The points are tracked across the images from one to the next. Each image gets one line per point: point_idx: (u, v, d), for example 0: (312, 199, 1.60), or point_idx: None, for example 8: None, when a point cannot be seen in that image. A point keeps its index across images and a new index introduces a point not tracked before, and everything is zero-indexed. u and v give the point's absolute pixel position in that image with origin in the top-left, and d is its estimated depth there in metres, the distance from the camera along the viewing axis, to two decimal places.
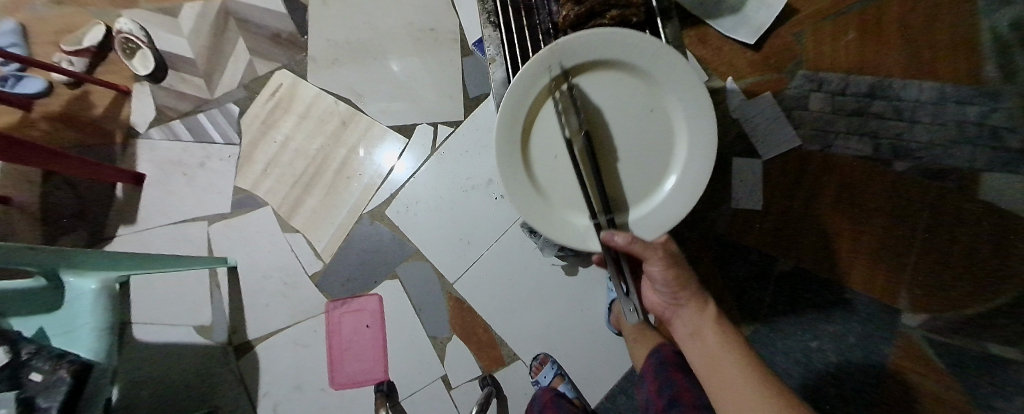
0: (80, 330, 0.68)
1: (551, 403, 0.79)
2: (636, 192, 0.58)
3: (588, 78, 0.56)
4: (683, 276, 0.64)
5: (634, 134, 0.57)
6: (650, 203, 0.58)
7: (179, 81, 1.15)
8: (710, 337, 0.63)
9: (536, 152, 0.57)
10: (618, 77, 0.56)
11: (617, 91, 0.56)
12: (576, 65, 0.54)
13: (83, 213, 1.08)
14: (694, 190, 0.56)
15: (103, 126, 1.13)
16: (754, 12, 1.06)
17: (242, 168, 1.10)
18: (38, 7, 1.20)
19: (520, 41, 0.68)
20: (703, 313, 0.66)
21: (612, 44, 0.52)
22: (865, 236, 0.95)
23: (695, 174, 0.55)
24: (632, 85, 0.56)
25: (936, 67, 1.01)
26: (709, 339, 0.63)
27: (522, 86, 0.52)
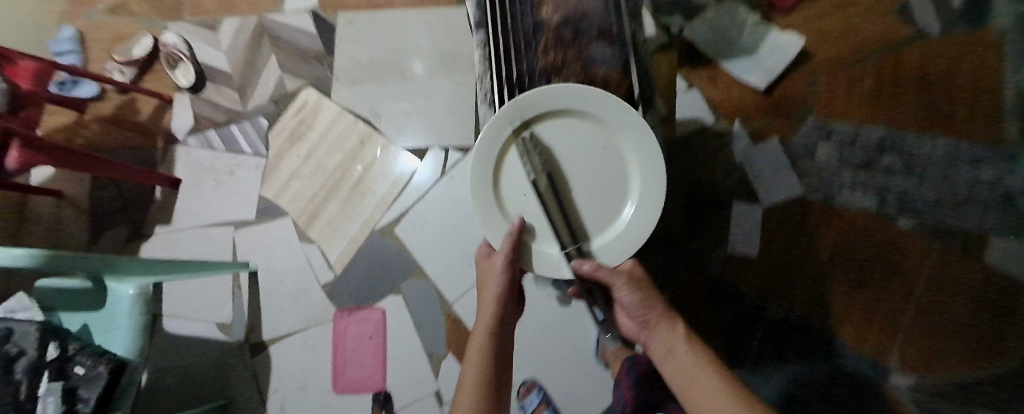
0: (117, 330, 0.74)
1: None
2: (602, 224, 0.55)
3: (544, 125, 0.54)
4: (650, 296, 0.63)
5: (596, 172, 0.54)
6: (614, 232, 0.55)
7: (214, 92, 1.24)
8: (687, 356, 0.58)
9: (506, 191, 0.55)
10: (576, 121, 0.54)
11: (574, 135, 0.54)
12: (538, 114, 0.53)
13: (124, 210, 1.19)
14: (653, 223, 0.52)
15: (146, 130, 1.24)
16: (767, 55, 1.07)
17: (267, 179, 1.18)
18: (96, 15, 1.32)
19: None
20: (677, 330, 0.62)
21: (571, 93, 0.51)
22: (861, 292, 0.95)
23: (653, 205, 0.52)
24: (590, 128, 0.54)
25: (953, 123, 0.99)
26: (687, 357, 0.58)
27: (487, 135, 0.52)
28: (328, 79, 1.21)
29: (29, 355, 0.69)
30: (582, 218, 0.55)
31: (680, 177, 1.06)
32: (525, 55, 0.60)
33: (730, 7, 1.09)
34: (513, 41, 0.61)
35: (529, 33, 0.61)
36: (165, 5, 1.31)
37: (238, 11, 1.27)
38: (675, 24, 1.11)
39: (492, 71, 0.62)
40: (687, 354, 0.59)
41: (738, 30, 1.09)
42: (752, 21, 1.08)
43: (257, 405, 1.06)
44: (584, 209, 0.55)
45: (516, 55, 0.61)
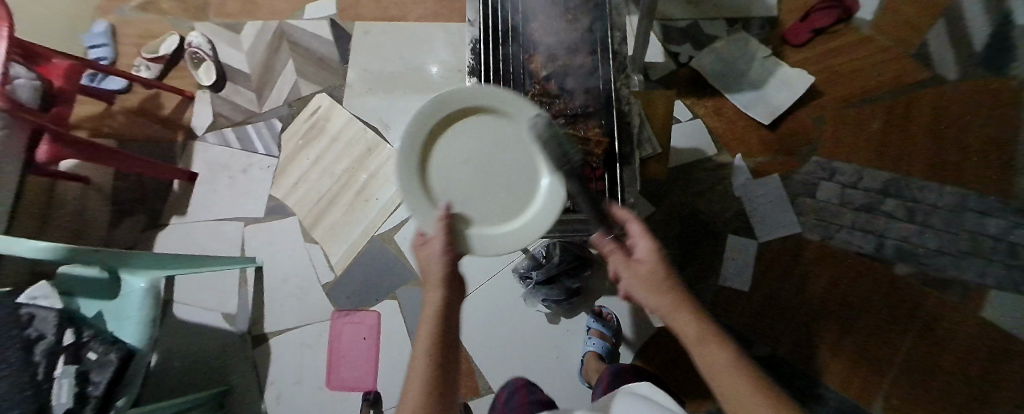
0: (128, 319, 0.80)
1: (524, 386, 0.81)
2: (509, 213, 0.57)
3: (464, 124, 0.57)
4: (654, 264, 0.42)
5: (508, 165, 0.57)
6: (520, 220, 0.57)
7: (233, 92, 1.30)
8: (709, 351, 0.32)
9: (434, 180, 0.56)
10: (491, 120, 0.57)
11: (491, 133, 0.57)
12: (456, 110, 0.56)
13: (144, 200, 1.26)
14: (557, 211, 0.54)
15: (168, 124, 1.30)
16: (773, 92, 1.07)
17: (277, 179, 1.23)
18: (128, 12, 1.39)
19: None
20: (684, 306, 0.37)
21: (484, 95, 0.54)
22: (850, 335, 0.95)
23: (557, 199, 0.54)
24: (505, 128, 0.57)
25: (963, 172, 0.97)
26: (707, 357, 0.32)
27: (412, 130, 0.53)
28: (341, 86, 1.25)
29: (47, 340, 0.73)
30: (497, 208, 0.57)
31: (677, 206, 1.06)
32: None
33: (742, 39, 1.10)
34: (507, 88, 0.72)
35: (522, 83, 0.72)
36: (193, 5, 1.37)
37: (262, 15, 1.33)
38: (684, 53, 1.13)
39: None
40: (704, 348, 0.32)
41: (746, 64, 1.09)
42: (762, 54, 1.09)
43: (252, 396, 1.10)
44: (500, 200, 0.56)
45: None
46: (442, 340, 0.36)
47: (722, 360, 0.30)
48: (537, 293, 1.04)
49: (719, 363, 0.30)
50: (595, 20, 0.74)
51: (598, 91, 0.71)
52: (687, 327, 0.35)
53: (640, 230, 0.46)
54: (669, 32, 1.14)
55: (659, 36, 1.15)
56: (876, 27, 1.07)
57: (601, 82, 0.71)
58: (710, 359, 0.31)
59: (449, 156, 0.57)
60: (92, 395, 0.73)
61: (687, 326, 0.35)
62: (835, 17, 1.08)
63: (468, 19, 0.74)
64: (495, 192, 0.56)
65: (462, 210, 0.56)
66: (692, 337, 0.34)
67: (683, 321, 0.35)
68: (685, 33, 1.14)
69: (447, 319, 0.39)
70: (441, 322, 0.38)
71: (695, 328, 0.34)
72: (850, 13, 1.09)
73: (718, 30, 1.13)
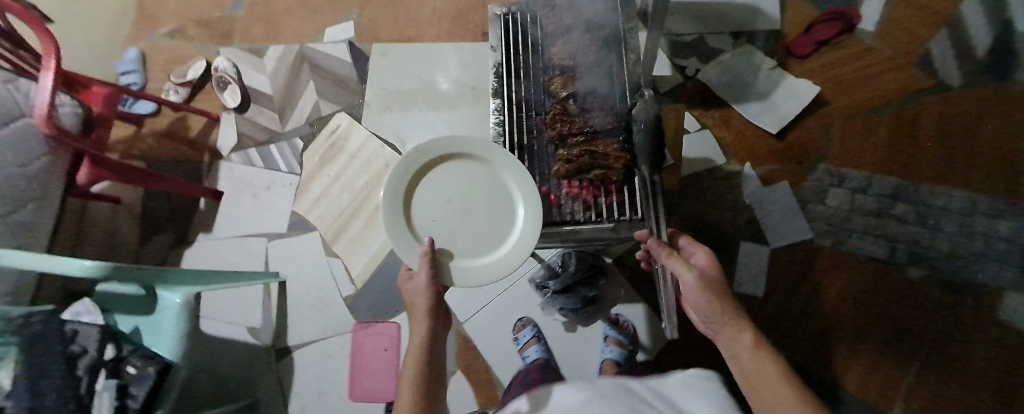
0: (165, 334, 0.81)
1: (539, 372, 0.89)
2: (491, 244, 0.64)
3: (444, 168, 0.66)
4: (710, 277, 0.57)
5: (485, 200, 0.65)
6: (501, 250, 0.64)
7: (257, 113, 1.35)
8: (755, 358, 0.49)
9: (417, 219, 0.63)
10: (468, 164, 0.66)
11: (464, 176, 0.65)
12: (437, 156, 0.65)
13: (172, 218, 1.30)
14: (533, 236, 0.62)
15: (194, 145, 1.36)
16: (780, 101, 1.10)
17: (299, 195, 1.28)
18: (157, 39, 1.46)
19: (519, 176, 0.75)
20: (740, 323, 0.53)
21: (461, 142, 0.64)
22: (866, 339, 0.95)
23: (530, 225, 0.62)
24: (481, 170, 0.66)
25: (971, 176, 0.99)
26: (753, 360, 0.49)
27: (398, 172, 0.61)
28: (360, 105, 1.31)
29: (90, 355, 0.77)
30: (478, 240, 0.63)
31: (688, 214, 1.08)
32: (536, 119, 0.77)
33: (747, 52, 1.14)
34: (526, 108, 0.77)
35: (541, 104, 0.78)
36: (218, 31, 1.44)
37: (284, 39, 1.39)
38: (691, 66, 1.16)
39: (507, 129, 0.75)
40: (754, 353, 0.49)
41: (751, 75, 1.12)
42: (767, 66, 1.12)
43: (276, 408, 1.13)
44: (478, 233, 0.63)
45: (528, 118, 0.77)
46: (425, 377, 0.55)
47: (761, 365, 0.48)
48: (554, 302, 1.07)
49: (761, 368, 0.48)
50: (610, 46, 0.79)
51: (615, 110, 0.75)
52: (740, 335, 0.52)
53: (705, 258, 0.62)
54: (675, 47, 1.18)
55: (666, 51, 1.19)
56: (878, 37, 1.11)
57: (618, 103, 0.76)
58: (756, 365, 0.48)
59: (428, 198, 0.64)
60: (132, 407, 0.74)
61: (740, 337, 0.52)
62: (838, 28, 1.12)
63: (491, 45, 0.81)
64: (470, 226, 0.63)
65: (444, 245, 0.63)
66: (744, 347, 0.51)
67: (737, 331, 0.52)
68: (691, 47, 1.18)
69: (430, 359, 0.57)
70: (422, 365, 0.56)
71: (747, 339, 0.51)
72: (853, 24, 1.12)
73: (723, 43, 1.17)
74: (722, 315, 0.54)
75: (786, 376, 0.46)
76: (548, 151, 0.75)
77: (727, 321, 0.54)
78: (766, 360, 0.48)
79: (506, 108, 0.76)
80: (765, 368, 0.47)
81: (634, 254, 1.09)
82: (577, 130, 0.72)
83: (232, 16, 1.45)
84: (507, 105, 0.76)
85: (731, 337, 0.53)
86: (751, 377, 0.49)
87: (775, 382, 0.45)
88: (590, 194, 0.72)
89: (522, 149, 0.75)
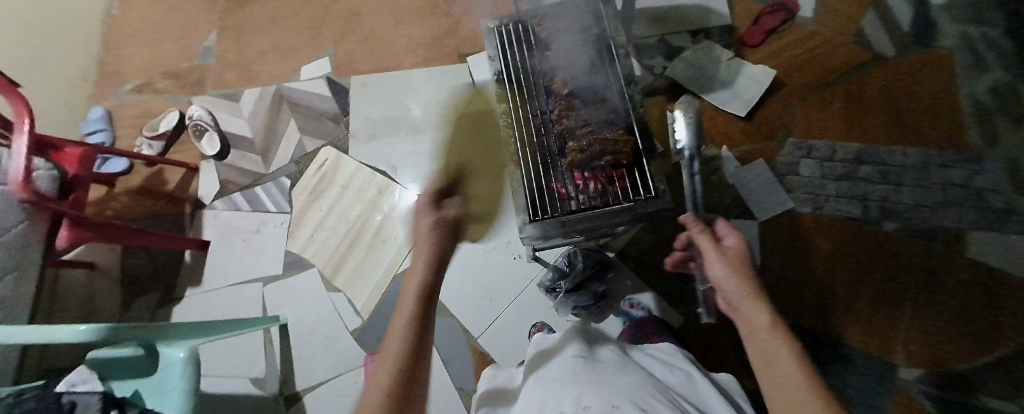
0: (170, 393, 0.76)
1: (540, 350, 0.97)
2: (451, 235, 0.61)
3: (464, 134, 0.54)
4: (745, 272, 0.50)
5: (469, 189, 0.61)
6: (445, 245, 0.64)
7: (239, 157, 1.33)
8: (768, 334, 0.42)
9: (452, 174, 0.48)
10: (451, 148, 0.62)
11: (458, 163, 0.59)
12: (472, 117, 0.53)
13: (156, 275, 1.24)
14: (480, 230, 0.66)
15: (174, 198, 1.32)
16: (743, 87, 1.20)
17: (292, 234, 1.25)
18: (125, 96, 1.43)
19: (536, 177, 0.76)
20: (757, 302, 0.45)
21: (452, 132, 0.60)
22: (858, 293, 1.02)
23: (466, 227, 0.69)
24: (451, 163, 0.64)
25: (919, 133, 1.09)
26: (761, 334, 0.42)
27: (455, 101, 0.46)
28: (346, 137, 1.31)
29: None
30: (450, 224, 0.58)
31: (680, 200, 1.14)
32: (542, 118, 0.80)
33: (707, 47, 1.24)
34: (532, 109, 0.81)
35: (545, 103, 0.81)
36: (190, 82, 1.42)
37: (260, 82, 1.39)
38: (658, 64, 1.25)
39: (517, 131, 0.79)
40: (767, 330, 0.42)
41: (714, 66, 1.22)
42: (726, 57, 1.22)
43: None
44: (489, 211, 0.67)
45: (535, 118, 0.80)
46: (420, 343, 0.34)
47: (774, 344, 0.40)
48: (567, 302, 1.07)
49: (773, 344, 0.40)
50: (601, 42, 0.84)
51: (616, 101, 0.79)
52: (754, 311, 0.45)
53: (723, 240, 0.56)
54: (641, 49, 1.27)
55: (633, 54, 1.27)
56: (816, 22, 1.23)
57: (618, 94, 0.80)
58: (768, 342, 0.41)
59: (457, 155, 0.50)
60: None
61: (752, 313, 0.45)
62: (781, 18, 1.24)
63: (490, 54, 0.86)
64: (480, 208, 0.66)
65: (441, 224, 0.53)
66: (759, 323, 0.43)
67: (751, 306, 0.45)
68: (656, 47, 1.27)
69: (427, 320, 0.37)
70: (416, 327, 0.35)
71: (761, 313, 0.44)
72: (793, 13, 1.24)
73: (684, 41, 1.27)
74: (738, 287, 0.48)
75: (797, 357, 0.37)
76: (558, 145, 0.78)
77: (741, 295, 0.47)
78: (779, 336, 0.41)
79: (514, 113, 0.81)
80: (777, 345, 0.40)
81: (634, 245, 1.13)
82: (584, 123, 0.76)
83: (203, 65, 1.44)
84: (514, 110, 0.81)
85: (746, 314, 0.45)
86: (760, 356, 0.41)
87: (782, 361, 0.37)
88: (601, 184, 0.74)
89: (533, 148, 0.78)
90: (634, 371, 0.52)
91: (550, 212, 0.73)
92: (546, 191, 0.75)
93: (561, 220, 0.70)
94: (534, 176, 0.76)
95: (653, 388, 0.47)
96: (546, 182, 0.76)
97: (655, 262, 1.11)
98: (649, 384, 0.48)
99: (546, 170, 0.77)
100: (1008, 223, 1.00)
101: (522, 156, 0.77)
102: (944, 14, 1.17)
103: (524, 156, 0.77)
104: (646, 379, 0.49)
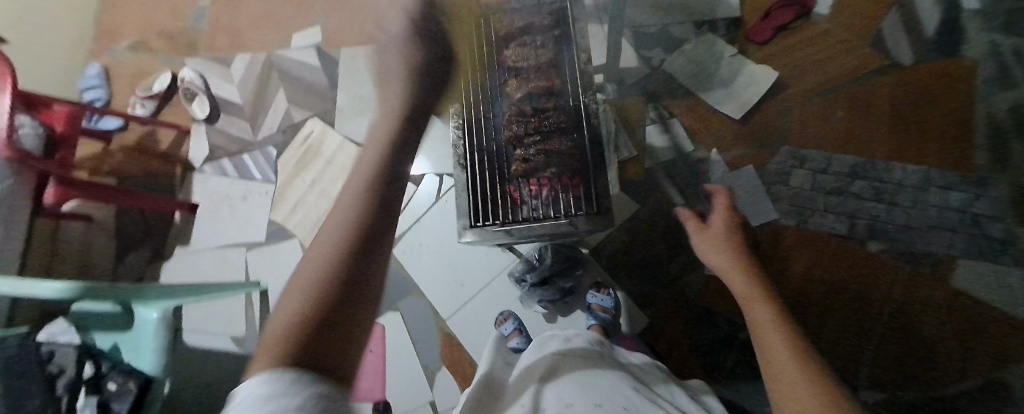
0: (143, 350, 0.80)
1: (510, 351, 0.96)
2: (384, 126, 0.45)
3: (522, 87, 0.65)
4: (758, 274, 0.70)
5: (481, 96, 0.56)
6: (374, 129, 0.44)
7: (229, 123, 1.34)
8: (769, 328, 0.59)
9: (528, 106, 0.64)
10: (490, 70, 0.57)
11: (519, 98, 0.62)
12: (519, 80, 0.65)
13: (147, 233, 1.29)
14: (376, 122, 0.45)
15: (166, 159, 1.34)
16: (742, 88, 1.14)
17: (276, 204, 1.28)
18: (119, 53, 1.43)
19: (484, 182, 0.75)
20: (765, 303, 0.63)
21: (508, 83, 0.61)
22: (829, 313, 1.00)
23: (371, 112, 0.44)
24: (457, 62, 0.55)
25: (924, 150, 1.03)
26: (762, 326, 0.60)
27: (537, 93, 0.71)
28: (332, 110, 1.31)
29: (69, 375, 0.77)
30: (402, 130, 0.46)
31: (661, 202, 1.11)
32: (494, 121, 0.78)
33: (708, 42, 1.18)
34: (485, 109, 0.79)
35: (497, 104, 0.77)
36: (184, 42, 1.42)
37: (250, 47, 1.38)
38: (656, 56, 1.20)
39: (466, 133, 0.77)
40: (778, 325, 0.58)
41: (714, 64, 1.16)
42: (729, 53, 1.16)
43: None
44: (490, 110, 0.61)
45: (486, 119, 0.78)
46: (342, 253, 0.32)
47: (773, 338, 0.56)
48: (533, 295, 1.09)
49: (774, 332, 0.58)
50: (563, 43, 0.77)
51: (571, 111, 0.75)
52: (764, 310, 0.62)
53: (732, 251, 0.76)
54: (640, 40, 1.22)
55: (631, 44, 1.22)
56: (832, 20, 1.14)
57: (573, 103, 0.75)
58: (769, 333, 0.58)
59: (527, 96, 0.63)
60: None
61: (760, 307, 0.63)
62: (794, 14, 1.15)
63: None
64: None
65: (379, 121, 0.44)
66: (765, 318, 0.60)
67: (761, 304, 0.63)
68: (656, 38, 1.21)
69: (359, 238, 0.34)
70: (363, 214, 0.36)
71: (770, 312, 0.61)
72: (808, 9, 1.15)
73: (686, 33, 1.19)
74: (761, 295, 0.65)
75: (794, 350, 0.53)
76: (507, 151, 0.76)
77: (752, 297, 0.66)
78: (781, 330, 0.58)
79: (465, 113, 0.77)
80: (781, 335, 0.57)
81: (609, 244, 1.13)
82: (533, 130, 0.73)
83: (196, 26, 1.43)
84: (466, 109, 0.77)
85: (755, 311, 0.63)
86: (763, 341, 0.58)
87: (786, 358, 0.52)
88: (552, 192, 0.74)
89: (481, 152, 0.77)
90: (609, 372, 0.57)
91: (496, 219, 0.74)
92: (494, 196, 0.74)
93: (504, 229, 0.71)
94: (483, 180, 0.75)
95: (620, 388, 0.53)
96: (497, 188, 0.75)
97: (627, 262, 1.11)
98: (620, 387, 0.53)
99: (492, 177, 0.76)
100: (999, 254, 0.95)
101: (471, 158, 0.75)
102: (975, 20, 1.07)
103: (473, 160, 0.76)
104: (617, 381, 0.54)
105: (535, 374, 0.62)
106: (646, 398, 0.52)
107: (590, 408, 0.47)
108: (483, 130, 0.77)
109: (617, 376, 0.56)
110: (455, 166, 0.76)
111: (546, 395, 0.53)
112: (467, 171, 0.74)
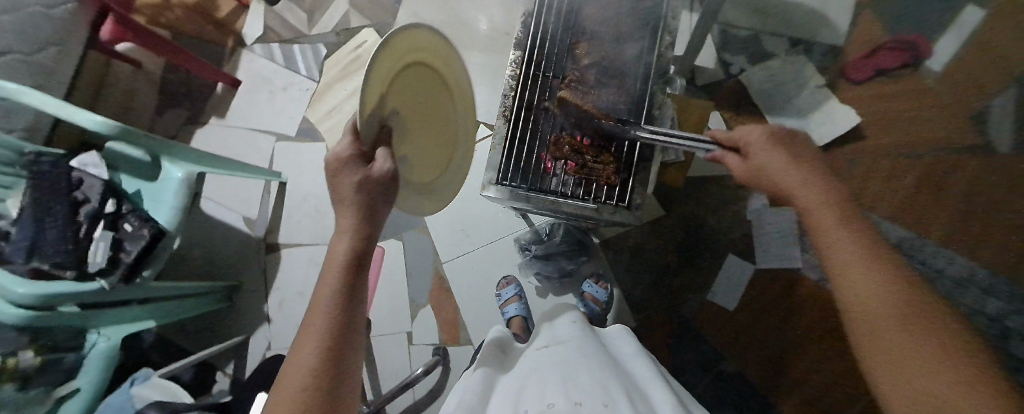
0: (164, 204, 0.81)
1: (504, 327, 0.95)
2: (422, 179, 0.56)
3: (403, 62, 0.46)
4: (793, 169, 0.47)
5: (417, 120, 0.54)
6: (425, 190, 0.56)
7: (288, 10, 1.33)
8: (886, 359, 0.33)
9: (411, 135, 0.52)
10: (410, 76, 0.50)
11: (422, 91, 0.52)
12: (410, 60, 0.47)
13: (189, 94, 1.32)
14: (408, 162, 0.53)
15: (222, 28, 1.34)
16: (815, 124, 1.06)
17: (314, 103, 1.29)
18: None
19: (521, 144, 0.71)
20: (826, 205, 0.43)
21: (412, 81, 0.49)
22: (820, 374, 0.95)
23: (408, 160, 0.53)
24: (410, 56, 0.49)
25: (980, 247, 0.94)
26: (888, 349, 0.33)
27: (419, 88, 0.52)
28: (390, 25, 1.27)
29: (92, 204, 0.80)
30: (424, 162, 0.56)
31: (687, 216, 1.08)
32: (551, 82, 0.71)
33: (797, 65, 1.08)
34: (546, 68, 0.72)
35: (561, 65, 0.71)
36: None
37: None
38: (736, 64, 1.13)
39: (521, 85, 0.71)
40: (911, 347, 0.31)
41: (795, 90, 1.08)
42: (814, 83, 1.07)
43: (259, 294, 1.21)
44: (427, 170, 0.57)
45: (547, 78, 0.71)
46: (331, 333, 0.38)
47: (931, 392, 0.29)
48: (532, 265, 1.11)
49: (931, 391, 0.29)
50: (648, 21, 0.69)
51: (632, 95, 0.69)
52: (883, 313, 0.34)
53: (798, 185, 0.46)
54: (726, 43, 1.14)
55: (713, 45, 1.15)
56: (941, 78, 1.01)
57: (639, 84, 0.69)
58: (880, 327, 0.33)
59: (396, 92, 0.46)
60: (124, 261, 0.77)
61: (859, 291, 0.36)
62: (902, 59, 1.03)
63: None
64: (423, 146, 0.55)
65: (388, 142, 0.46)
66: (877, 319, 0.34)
67: (876, 302, 0.34)
68: (741, 46, 1.13)
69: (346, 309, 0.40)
70: (344, 288, 0.41)
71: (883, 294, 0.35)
72: (918, 59, 1.02)
73: (776, 48, 1.11)
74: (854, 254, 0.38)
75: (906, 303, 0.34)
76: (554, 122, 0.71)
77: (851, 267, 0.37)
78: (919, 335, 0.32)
79: (525, 62, 0.71)
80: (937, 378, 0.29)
81: (621, 239, 1.11)
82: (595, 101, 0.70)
83: None
84: (527, 61, 0.72)
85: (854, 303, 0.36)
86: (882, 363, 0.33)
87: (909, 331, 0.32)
88: (584, 173, 0.69)
89: (529, 109, 0.71)
90: (592, 364, 0.48)
91: (523, 182, 0.71)
92: (530, 163, 0.71)
93: (528, 194, 0.69)
94: (520, 139, 0.71)
95: (603, 376, 0.46)
96: (533, 153, 0.71)
97: (631, 264, 1.09)
98: (606, 383, 0.44)
99: (530, 141, 0.71)
100: None
101: (517, 113, 0.71)
102: None
103: (518, 116, 0.71)
104: (600, 374, 0.46)
105: (522, 370, 0.54)
106: (635, 399, 0.43)
107: (570, 406, 0.40)
108: (539, 90, 0.71)
109: (602, 369, 0.48)
110: (497, 116, 0.72)
111: (528, 397, 0.45)
112: (507, 123, 0.70)
